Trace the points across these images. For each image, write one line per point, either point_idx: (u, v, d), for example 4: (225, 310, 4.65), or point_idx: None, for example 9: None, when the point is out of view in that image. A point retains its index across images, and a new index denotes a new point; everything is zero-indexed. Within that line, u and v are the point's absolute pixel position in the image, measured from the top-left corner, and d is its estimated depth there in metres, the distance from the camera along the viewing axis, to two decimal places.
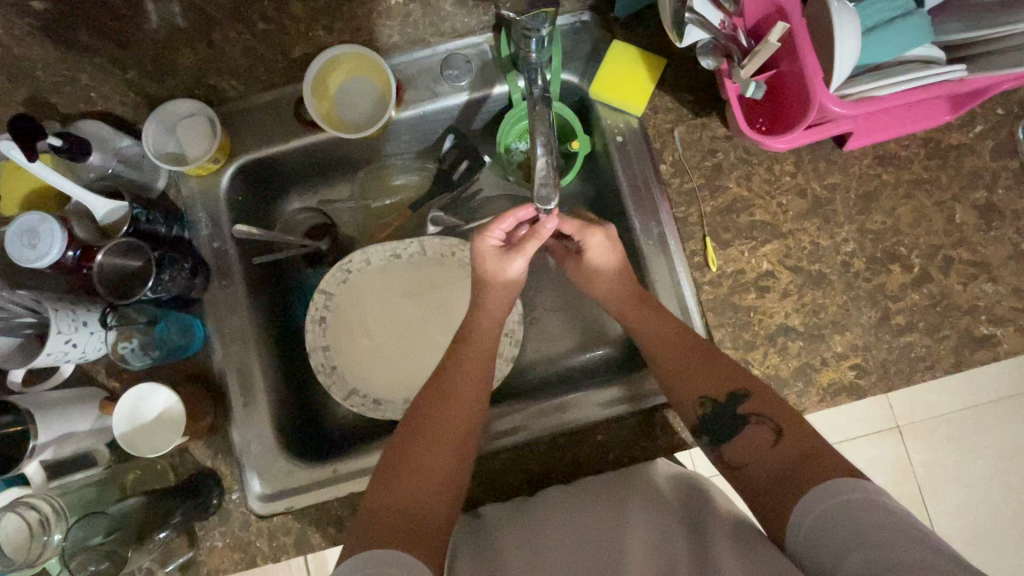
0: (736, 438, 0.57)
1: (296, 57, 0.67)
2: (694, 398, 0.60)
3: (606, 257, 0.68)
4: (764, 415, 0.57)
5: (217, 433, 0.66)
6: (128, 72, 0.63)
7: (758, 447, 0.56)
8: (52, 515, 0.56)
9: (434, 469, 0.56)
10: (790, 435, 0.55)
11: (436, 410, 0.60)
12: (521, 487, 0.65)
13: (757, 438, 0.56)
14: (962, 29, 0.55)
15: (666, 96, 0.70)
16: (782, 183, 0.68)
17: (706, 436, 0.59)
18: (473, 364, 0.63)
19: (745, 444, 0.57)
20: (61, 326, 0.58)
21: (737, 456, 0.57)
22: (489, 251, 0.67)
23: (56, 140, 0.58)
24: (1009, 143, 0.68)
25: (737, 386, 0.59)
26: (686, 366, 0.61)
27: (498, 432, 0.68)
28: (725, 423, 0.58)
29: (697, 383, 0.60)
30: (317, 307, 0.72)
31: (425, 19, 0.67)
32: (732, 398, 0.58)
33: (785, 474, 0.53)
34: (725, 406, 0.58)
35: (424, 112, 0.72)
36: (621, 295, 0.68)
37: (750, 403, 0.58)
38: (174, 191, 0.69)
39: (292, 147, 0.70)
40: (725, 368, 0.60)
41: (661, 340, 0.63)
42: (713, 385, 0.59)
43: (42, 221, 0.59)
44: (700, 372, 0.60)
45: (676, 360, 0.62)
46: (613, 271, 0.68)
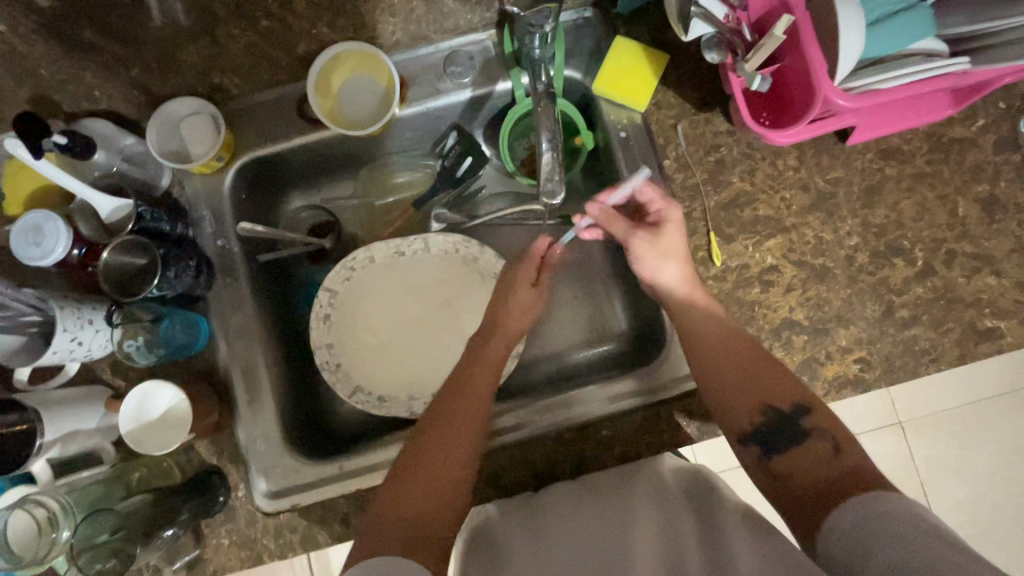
0: (792, 452, 0.55)
1: (300, 55, 0.67)
2: (754, 405, 0.57)
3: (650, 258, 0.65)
4: (823, 429, 0.55)
5: (222, 430, 0.66)
6: (132, 71, 0.64)
7: (813, 459, 0.54)
8: (59, 511, 0.57)
9: (442, 472, 0.55)
10: (847, 448, 0.53)
11: (447, 411, 0.59)
12: (527, 485, 0.65)
13: (813, 454, 0.54)
14: (965, 22, 0.55)
15: (669, 91, 0.70)
16: (785, 178, 0.68)
17: (752, 445, 0.57)
18: (487, 365, 0.63)
19: (798, 455, 0.55)
20: (67, 324, 0.58)
21: (785, 468, 0.55)
22: (520, 283, 0.69)
23: (61, 138, 0.58)
24: (1010, 136, 0.68)
25: (798, 399, 0.57)
26: (748, 374, 0.59)
27: (501, 429, 0.68)
28: (780, 436, 0.56)
29: (759, 391, 0.58)
30: (321, 305, 0.73)
31: (427, 16, 0.66)
32: (796, 410, 0.57)
33: (829, 483, 0.51)
34: (784, 418, 0.57)
35: (427, 109, 0.72)
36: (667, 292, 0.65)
37: (812, 418, 0.56)
38: (178, 189, 0.69)
39: (296, 145, 0.70)
40: (785, 380, 0.58)
41: (721, 342, 0.60)
42: (777, 396, 0.57)
43: (47, 219, 0.59)
44: (761, 381, 0.58)
45: (737, 365, 0.59)
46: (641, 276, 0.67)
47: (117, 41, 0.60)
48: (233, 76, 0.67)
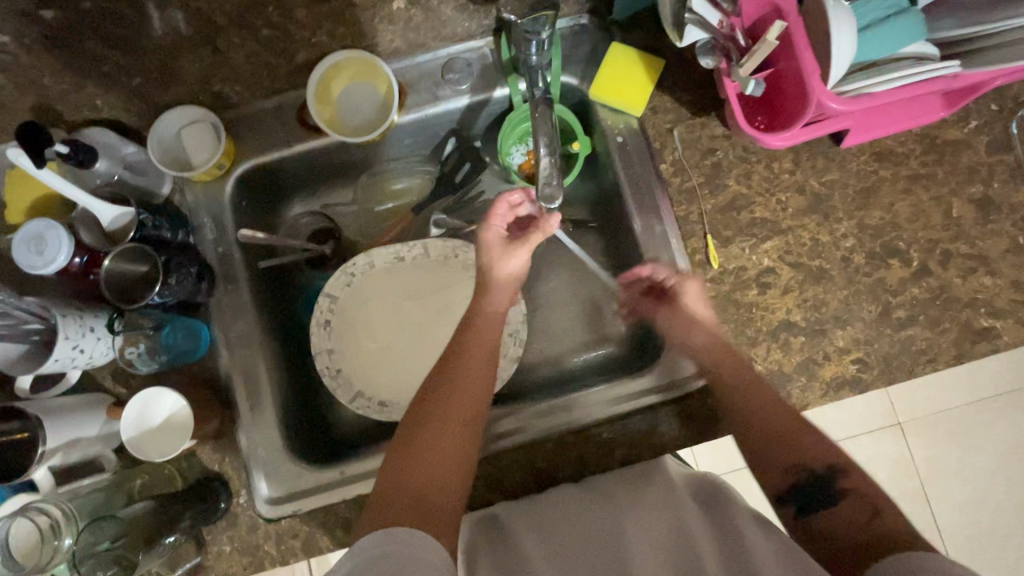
0: (830, 512, 0.53)
1: (299, 63, 0.68)
2: (788, 467, 0.56)
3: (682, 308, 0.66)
4: (862, 490, 0.53)
5: (224, 437, 0.66)
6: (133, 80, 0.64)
7: (851, 522, 0.51)
8: (62, 519, 0.57)
9: (450, 451, 0.55)
10: (889, 512, 0.50)
11: (455, 390, 0.58)
12: (528, 487, 0.65)
13: (853, 514, 0.52)
14: (955, 26, 0.56)
15: (665, 96, 0.70)
16: (781, 180, 0.69)
17: (788, 505, 0.55)
18: (482, 346, 0.62)
19: (836, 517, 0.53)
20: (68, 332, 0.58)
21: (823, 528, 0.53)
22: (494, 242, 0.68)
23: (61, 147, 0.59)
24: (1003, 138, 0.69)
25: (834, 460, 0.55)
26: (785, 432, 0.57)
27: (501, 433, 0.68)
28: (816, 498, 0.54)
29: (796, 449, 0.56)
30: (321, 310, 0.73)
31: (426, 23, 0.68)
32: (834, 470, 0.55)
33: (867, 546, 0.49)
34: (821, 480, 0.55)
35: (426, 116, 0.73)
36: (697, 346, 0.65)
37: (851, 480, 0.54)
38: (179, 197, 0.69)
39: (296, 152, 0.71)
40: (824, 440, 0.57)
41: (760, 399, 0.59)
42: (815, 455, 0.56)
43: (48, 228, 0.59)
44: (794, 442, 0.57)
45: (773, 422, 0.58)
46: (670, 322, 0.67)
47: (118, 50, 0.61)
48: (234, 84, 0.67)
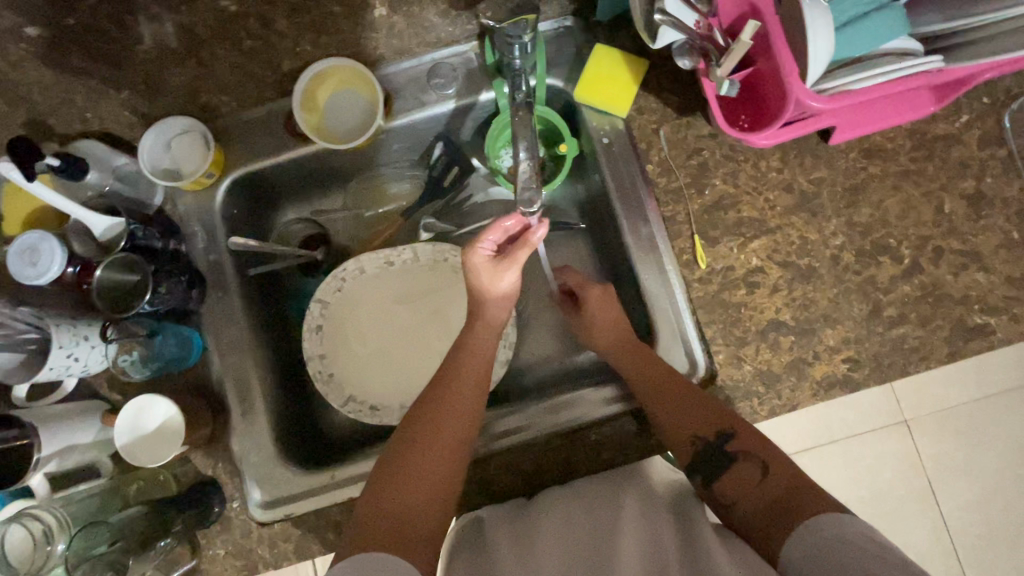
0: (725, 476, 0.59)
1: (286, 72, 0.68)
2: (684, 437, 0.60)
3: (603, 308, 0.71)
4: (751, 452, 0.59)
5: (217, 442, 0.67)
6: (123, 93, 0.66)
7: (747, 484, 0.58)
8: (54, 525, 0.59)
9: (433, 474, 0.57)
10: (775, 472, 0.57)
11: (439, 411, 0.61)
12: (516, 489, 0.66)
13: (745, 475, 0.58)
14: (940, 21, 0.55)
15: (651, 96, 0.70)
16: (769, 179, 0.68)
17: (697, 475, 0.60)
18: (470, 377, 0.63)
19: (733, 479, 0.59)
20: (62, 341, 0.60)
21: (727, 494, 0.58)
22: (482, 264, 0.65)
23: (53, 160, 0.60)
24: (995, 132, 0.68)
25: (722, 426, 0.61)
26: (676, 409, 0.62)
27: (501, 433, 0.68)
28: (714, 464, 0.60)
29: (687, 422, 0.61)
30: (313, 316, 0.74)
31: (409, 29, 0.69)
32: (721, 436, 0.60)
33: (770, 509, 0.55)
34: (713, 446, 0.60)
35: (413, 121, 0.72)
36: (618, 339, 0.69)
37: (738, 442, 0.60)
38: (170, 207, 0.70)
39: (281, 159, 0.70)
40: (712, 408, 0.62)
41: (652, 382, 0.64)
42: (703, 424, 0.61)
43: (42, 239, 0.60)
44: (687, 413, 0.61)
45: (665, 399, 0.63)
46: (605, 321, 0.70)
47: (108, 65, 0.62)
48: (221, 94, 0.68)
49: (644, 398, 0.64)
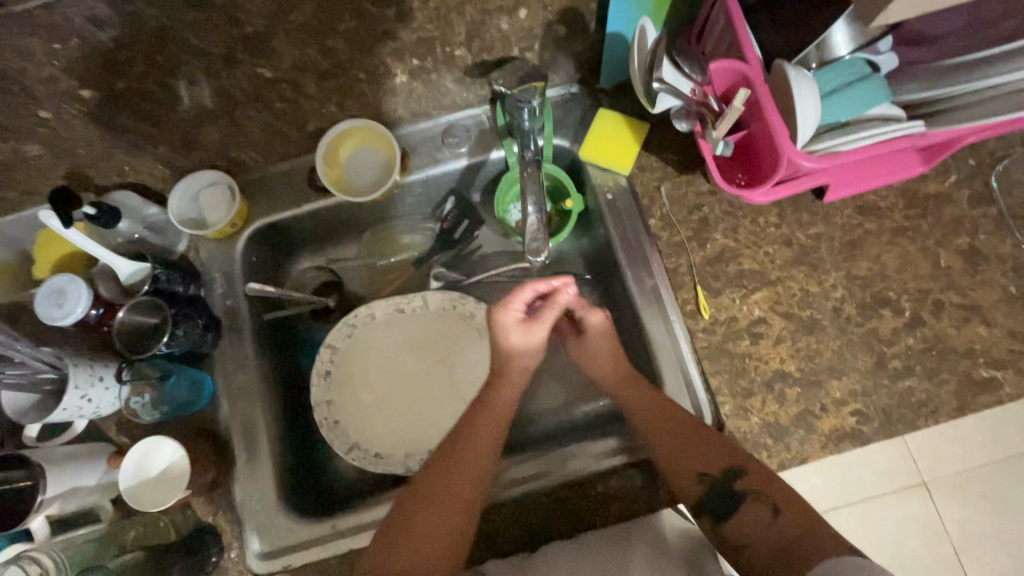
0: (738, 516, 0.60)
1: (310, 131, 0.72)
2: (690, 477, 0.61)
3: (605, 344, 0.72)
4: (761, 492, 0.59)
5: (219, 489, 0.66)
6: (159, 148, 0.67)
7: (759, 522, 0.59)
8: (52, 567, 0.57)
9: (441, 523, 0.60)
10: (789, 512, 0.57)
11: (448, 462, 0.63)
12: (522, 541, 0.64)
13: (754, 516, 0.59)
14: (921, 90, 0.59)
15: (653, 156, 0.74)
16: (768, 234, 0.71)
17: (707, 514, 0.62)
18: (483, 428, 0.66)
19: (747, 521, 0.60)
20: (79, 381, 0.61)
21: (739, 535, 0.60)
22: (512, 325, 0.68)
23: (90, 209, 0.63)
24: (985, 192, 0.71)
25: (732, 464, 0.61)
26: (685, 446, 0.62)
27: (511, 482, 0.67)
28: (722, 501, 0.61)
29: (695, 460, 0.61)
30: (322, 361, 0.76)
31: (428, 95, 0.72)
32: (730, 473, 0.60)
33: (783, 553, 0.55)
34: (724, 484, 0.60)
35: (427, 177, 0.77)
36: (621, 375, 0.71)
37: (749, 480, 0.60)
38: (193, 253, 0.74)
39: (301, 212, 0.76)
40: (722, 447, 0.62)
41: (657, 423, 0.65)
42: (709, 463, 0.61)
43: (70, 282, 0.63)
44: (693, 451, 0.62)
45: (672, 441, 0.62)
46: (610, 356, 0.72)
47: (146, 123, 0.63)
48: (249, 150, 0.72)
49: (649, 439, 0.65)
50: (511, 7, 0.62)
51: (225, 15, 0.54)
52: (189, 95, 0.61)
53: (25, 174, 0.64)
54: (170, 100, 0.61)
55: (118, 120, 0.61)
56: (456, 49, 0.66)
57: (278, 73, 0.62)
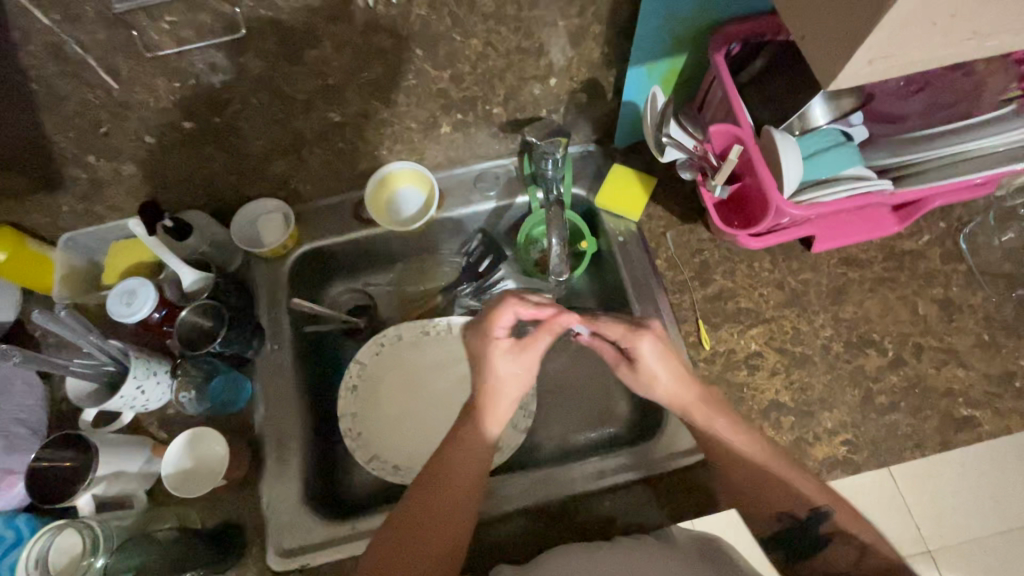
0: (816, 557, 0.65)
1: (362, 170, 0.83)
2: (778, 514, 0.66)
3: (665, 365, 0.71)
4: (848, 533, 0.64)
5: (248, 486, 0.70)
6: (232, 177, 0.77)
7: (840, 562, 0.63)
8: (98, 536, 0.61)
9: (433, 542, 0.61)
10: (874, 556, 0.63)
11: (434, 482, 0.65)
12: (507, 549, 0.69)
13: (840, 554, 0.64)
14: (887, 157, 0.69)
15: (659, 207, 0.84)
16: (762, 277, 0.79)
17: (779, 550, 0.67)
18: (473, 454, 0.67)
19: (829, 560, 0.64)
20: (138, 373, 0.68)
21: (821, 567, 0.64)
22: (498, 353, 0.69)
23: (169, 221, 0.74)
24: (955, 250, 0.80)
25: (819, 505, 0.65)
26: (758, 475, 0.66)
27: (527, 492, 0.72)
28: (807, 540, 0.65)
29: (778, 498, 0.66)
30: (351, 375, 0.81)
31: (466, 145, 0.83)
32: (816, 515, 0.65)
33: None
34: (807, 522, 0.65)
35: (458, 215, 0.87)
36: (686, 401, 0.70)
37: (836, 520, 0.64)
38: (246, 270, 0.82)
39: (345, 239, 0.85)
40: (796, 481, 0.65)
41: (734, 451, 0.67)
42: (798, 503, 0.65)
43: (140, 285, 0.71)
44: (777, 484, 0.65)
45: (754, 469, 0.66)
46: (674, 377, 0.71)
47: (227, 155, 0.73)
48: (307, 182, 0.82)
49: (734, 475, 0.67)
50: (543, 76, 0.74)
51: (313, 70, 0.65)
52: (266, 134, 0.72)
53: (115, 191, 0.74)
54: (251, 137, 0.72)
55: (205, 150, 0.72)
56: (495, 108, 0.77)
57: (345, 118, 0.73)
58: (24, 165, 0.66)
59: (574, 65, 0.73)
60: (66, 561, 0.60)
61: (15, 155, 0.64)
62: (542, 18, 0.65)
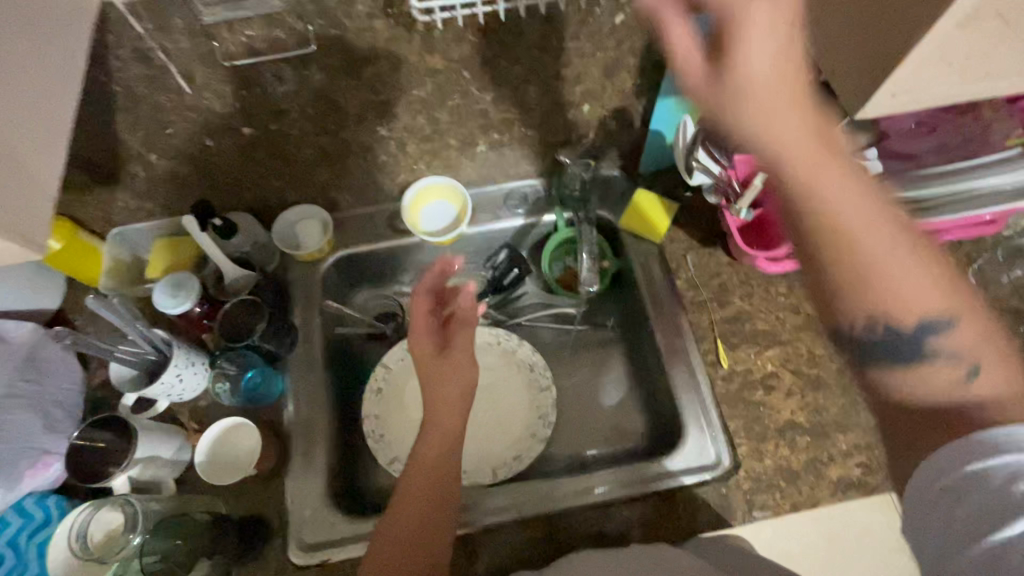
0: (914, 378, 0.46)
1: (399, 182, 0.87)
2: (854, 319, 0.46)
3: (772, 45, 0.41)
4: (983, 350, 0.44)
5: (274, 480, 0.72)
6: (278, 182, 0.82)
7: (943, 379, 0.44)
8: (137, 515, 0.64)
9: (416, 548, 0.59)
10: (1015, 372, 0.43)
11: (412, 485, 0.62)
12: (501, 563, 0.69)
13: (941, 377, 0.44)
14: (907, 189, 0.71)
15: (680, 231, 0.88)
16: (778, 301, 0.82)
17: (850, 351, 0.48)
18: (445, 453, 0.64)
19: (918, 377, 0.46)
20: (178, 362, 0.71)
21: (907, 382, 0.46)
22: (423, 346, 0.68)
23: (218, 221, 0.78)
24: None
25: (942, 311, 0.45)
26: (872, 228, 0.43)
27: (552, 495, 0.74)
28: (909, 350, 0.46)
29: (925, 297, 0.44)
30: (376, 378, 0.84)
31: (499, 163, 0.88)
32: (954, 321, 0.45)
33: (917, 413, 0.44)
34: (931, 327, 0.45)
35: (487, 229, 0.91)
36: (792, 62, 0.42)
37: (959, 334, 0.45)
38: (283, 271, 0.86)
39: (379, 246, 0.88)
40: (930, 279, 0.44)
41: (811, 153, 0.43)
42: (950, 303, 0.45)
43: (187, 279, 0.76)
44: (886, 241, 0.43)
45: (868, 215, 0.44)
46: (769, 22, 0.40)
47: (277, 162, 0.78)
48: (347, 191, 0.86)
49: (800, 243, 0.46)
50: (577, 102, 0.79)
51: (369, 86, 0.69)
52: (316, 143, 0.77)
53: (170, 189, 0.78)
54: (302, 145, 0.76)
55: (259, 156, 0.76)
56: (530, 130, 0.82)
57: (391, 132, 0.77)
58: (91, 160, 0.70)
59: (607, 95, 0.79)
60: (103, 535, 0.63)
61: (86, 150, 0.69)
62: (581, 49, 0.71)
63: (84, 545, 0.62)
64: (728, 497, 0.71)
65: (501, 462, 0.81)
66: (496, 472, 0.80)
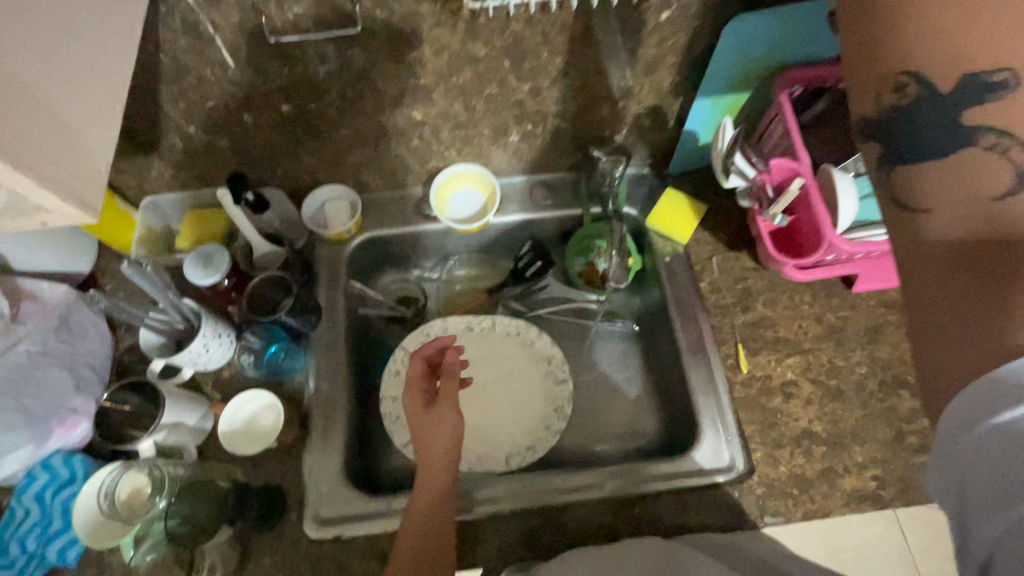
0: (953, 167, 0.38)
1: (429, 167, 0.87)
2: (888, 76, 0.39)
3: None
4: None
5: (293, 454, 0.73)
6: (310, 161, 0.82)
7: (976, 182, 0.36)
8: (165, 480, 0.65)
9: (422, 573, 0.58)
10: None
11: (412, 514, 0.62)
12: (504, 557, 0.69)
13: (979, 165, 0.36)
14: None
15: (707, 234, 0.88)
16: (801, 310, 0.82)
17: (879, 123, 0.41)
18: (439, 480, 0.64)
19: (964, 167, 0.37)
20: (206, 332, 0.72)
21: (934, 180, 0.38)
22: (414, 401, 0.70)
23: (251, 197, 0.78)
24: None
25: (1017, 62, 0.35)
26: None
27: (563, 488, 0.73)
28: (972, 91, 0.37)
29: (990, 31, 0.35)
30: (395, 361, 0.85)
31: (530, 154, 0.88)
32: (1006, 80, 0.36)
33: (962, 244, 0.36)
34: (980, 85, 0.36)
35: (512, 220, 0.91)
36: None
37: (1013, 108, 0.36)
38: (310, 249, 0.87)
39: (405, 230, 0.89)
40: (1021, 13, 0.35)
41: None
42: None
43: (218, 251, 0.77)
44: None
45: None
46: None
47: (312, 141, 0.79)
48: (376, 174, 0.87)
49: None
50: (614, 98, 0.79)
51: (410, 69, 0.70)
52: (352, 124, 0.77)
53: (206, 161, 0.79)
54: (338, 125, 0.77)
55: (295, 134, 0.77)
56: (564, 122, 0.82)
57: (427, 116, 0.78)
58: (132, 127, 0.71)
59: (644, 92, 0.78)
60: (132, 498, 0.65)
61: (128, 117, 0.70)
62: (623, 44, 0.71)
63: (112, 507, 0.64)
64: (740, 500, 0.71)
65: (515, 451, 0.81)
66: (509, 461, 0.80)
